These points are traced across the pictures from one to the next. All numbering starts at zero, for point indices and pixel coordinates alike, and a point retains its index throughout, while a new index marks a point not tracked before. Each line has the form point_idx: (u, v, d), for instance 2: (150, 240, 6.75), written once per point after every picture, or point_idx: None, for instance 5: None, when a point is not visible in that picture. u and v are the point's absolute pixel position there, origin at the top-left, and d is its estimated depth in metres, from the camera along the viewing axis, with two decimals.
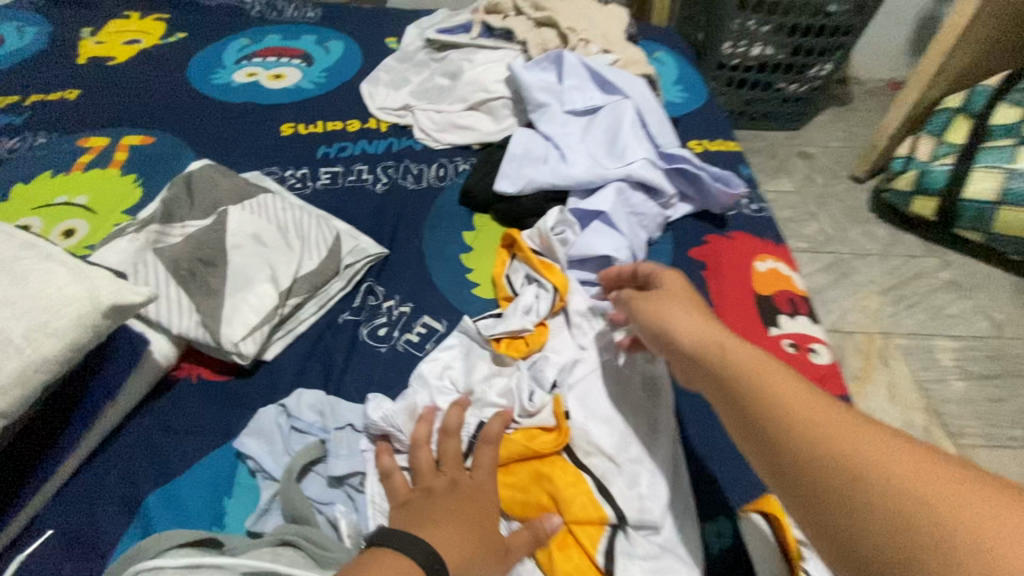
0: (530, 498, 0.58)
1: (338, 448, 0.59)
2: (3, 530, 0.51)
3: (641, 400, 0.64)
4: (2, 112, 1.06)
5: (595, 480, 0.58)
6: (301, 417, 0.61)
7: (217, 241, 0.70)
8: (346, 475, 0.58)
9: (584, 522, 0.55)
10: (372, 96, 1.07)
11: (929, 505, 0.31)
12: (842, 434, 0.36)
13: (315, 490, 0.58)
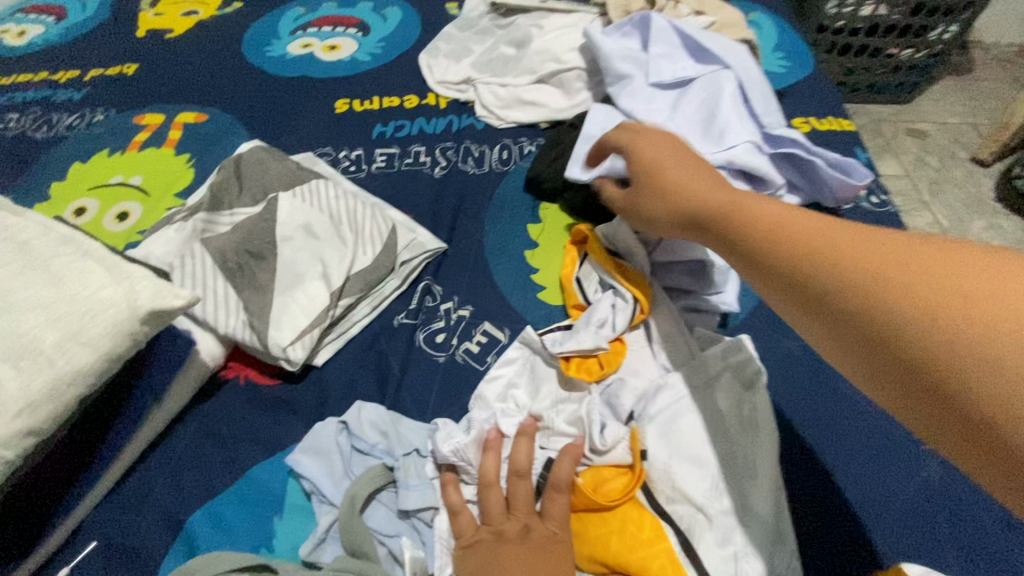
0: (605, 550, 0.50)
1: (406, 476, 0.52)
2: (46, 542, 0.48)
3: (738, 436, 0.53)
4: (64, 88, 1.05)
5: (680, 537, 0.50)
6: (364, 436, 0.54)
7: (267, 231, 0.64)
8: (419, 508, 0.51)
9: None
10: (432, 68, 0.98)
11: (902, 268, 0.31)
12: (843, 247, 0.35)
13: (380, 521, 0.52)
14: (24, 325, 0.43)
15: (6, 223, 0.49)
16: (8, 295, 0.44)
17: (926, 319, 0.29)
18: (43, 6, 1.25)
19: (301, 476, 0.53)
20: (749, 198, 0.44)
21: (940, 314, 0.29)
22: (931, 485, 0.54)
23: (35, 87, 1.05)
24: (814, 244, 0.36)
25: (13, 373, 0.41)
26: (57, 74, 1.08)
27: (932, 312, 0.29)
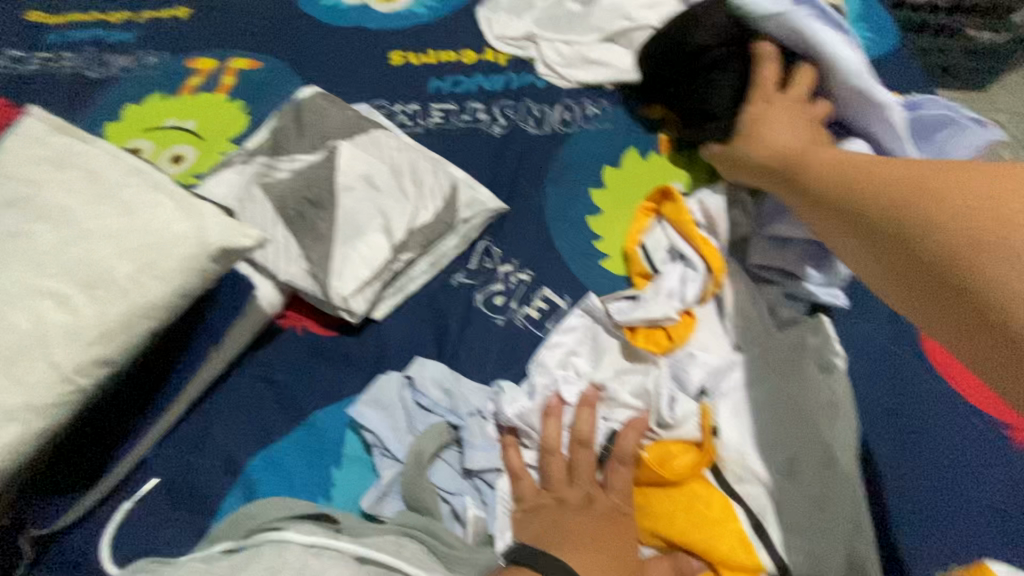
0: (670, 524, 0.48)
1: (471, 437, 0.51)
2: (108, 477, 0.48)
3: (813, 413, 0.50)
4: (116, 28, 1.03)
5: (749, 516, 0.48)
6: (425, 393, 0.53)
7: (327, 179, 0.62)
8: (484, 467, 0.50)
9: (737, 567, 0.45)
10: (491, 23, 0.93)
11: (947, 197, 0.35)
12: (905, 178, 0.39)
13: (443, 478, 0.50)
14: (96, 253, 0.41)
15: (74, 149, 0.47)
16: (79, 221, 0.43)
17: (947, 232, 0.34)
18: None
19: (364, 429, 0.52)
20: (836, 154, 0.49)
21: (960, 211, 0.34)
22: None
23: (87, 25, 1.04)
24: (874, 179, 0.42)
25: (87, 302, 0.40)
26: (108, 13, 1.06)
27: (951, 210, 0.34)
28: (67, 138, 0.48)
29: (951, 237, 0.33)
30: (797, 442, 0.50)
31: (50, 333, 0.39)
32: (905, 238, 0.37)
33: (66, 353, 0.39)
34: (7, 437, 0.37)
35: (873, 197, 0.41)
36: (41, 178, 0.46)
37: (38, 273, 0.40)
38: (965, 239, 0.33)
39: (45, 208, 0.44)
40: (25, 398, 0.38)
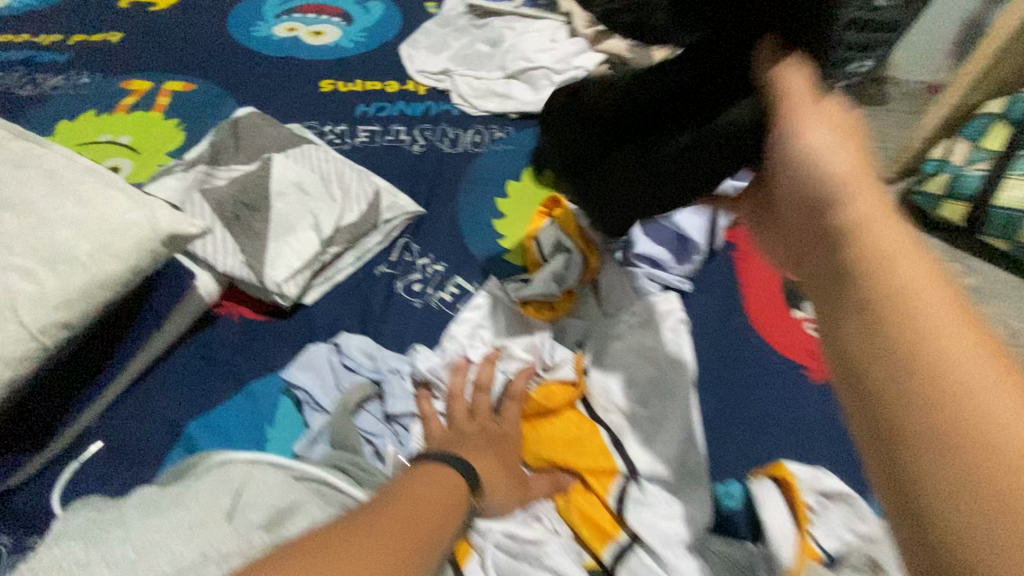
0: (550, 445, 0.59)
1: (392, 389, 0.60)
2: (55, 442, 0.54)
3: (666, 359, 0.65)
4: (48, 49, 1.07)
5: (611, 435, 0.60)
6: (351, 356, 0.63)
7: (262, 186, 0.72)
8: (401, 413, 0.59)
9: (596, 471, 0.58)
10: (412, 58, 1.07)
11: (942, 370, 0.28)
12: (925, 302, 0.30)
13: (366, 422, 0.59)
14: (59, 236, 0.49)
15: (35, 153, 0.55)
16: (42, 211, 0.50)
17: (930, 414, 0.27)
18: None
19: (296, 388, 0.61)
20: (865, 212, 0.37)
21: (944, 410, 0.27)
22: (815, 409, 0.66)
23: (18, 46, 1.07)
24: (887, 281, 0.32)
25: (52, 275, 0.47)
26: (39, 36, 1.11)
27: (935, 404, 0.27)
28: (28, 143, 0.56)
29: (923, 438, 0.27)
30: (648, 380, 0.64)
31: (18, 299, 0.46)
32: (876, 399, 0.30)
33: (34, 315, 0.46)
34: None
35: (873, 309, 0.32)
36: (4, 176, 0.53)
37: (7, 252, 0.47)
38: (930, 443, 0.27)
39: (9, 200, 0.51)
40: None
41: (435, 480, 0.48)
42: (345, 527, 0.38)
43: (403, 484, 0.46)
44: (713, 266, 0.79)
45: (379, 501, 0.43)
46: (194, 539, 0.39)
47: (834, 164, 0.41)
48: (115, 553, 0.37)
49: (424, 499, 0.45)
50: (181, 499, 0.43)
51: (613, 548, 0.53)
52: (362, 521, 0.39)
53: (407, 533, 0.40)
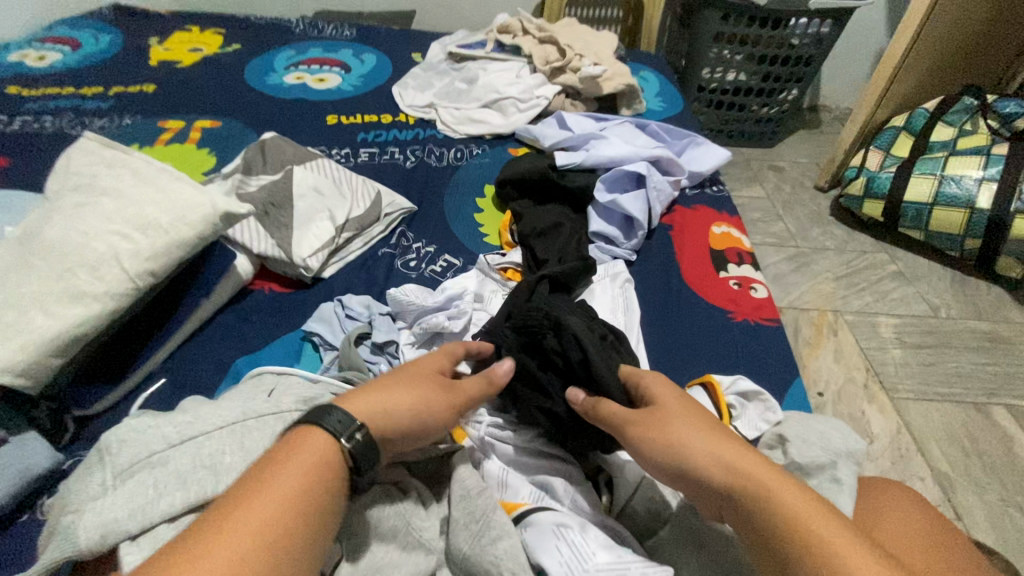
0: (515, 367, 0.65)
1: (379, 325, 0.73)
2: (133, 374, 0.67)
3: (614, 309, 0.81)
4: (92, 99, 1.27)
5: None
6: (352, 306, 0.76)
7: (286, 189, 0.89)
8: (387, 342, 0.72)
9: None
10: (402, 96, 1.28)
11: (774, 511, 0.42)
12: (738, 462, 0.46)
13: (363, 354, 0.71)
14: (147, 211, 0.65)
15: (121, 157, 0.72)
16: (132, 195, 0.67)
17: (793, 540, 0.41)
18: (59, 39, 1.51)
19: (313, 335, 0.75)
20: (672, 420, 0.50)
21: (798, 538, 0.40)
22: (737, 339, 0.81)
23: (66, 97, 1.27)
24: (707, 461, 0.46)
25: (144, 237, 0.63)
26: (83, 90, 1.31)
27: (795, 543, 0.40)
28: (114, 151, 0.73)
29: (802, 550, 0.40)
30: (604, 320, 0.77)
31: (120, 253, 0.62)
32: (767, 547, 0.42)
33: (131, 264, 0.61)
34: (94, 310, 0.59)
35: (714, 484, 0.45)
36: (99, 173, 0.69)
37: (108, 221, 0.63)
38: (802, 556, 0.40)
39: (105, 189, 0.67)
40: (106, 288, 0.60)
41: (312, 454, 0.42)
42: (199, 532, 0.37)
43: (273, 463, 0.41)
44: (654, 241, 0.96)
45: (240, 489, 0.39)
46: (238, 407, 0.54)
47: (672, 428, 0.49)
48: (183, 418, 0.52)
49: (294, 477, 0.41)
50: (231, 395, 0.58)
51: None
52: (218, 520, 0.37)
53: (268, 530, 0.37)
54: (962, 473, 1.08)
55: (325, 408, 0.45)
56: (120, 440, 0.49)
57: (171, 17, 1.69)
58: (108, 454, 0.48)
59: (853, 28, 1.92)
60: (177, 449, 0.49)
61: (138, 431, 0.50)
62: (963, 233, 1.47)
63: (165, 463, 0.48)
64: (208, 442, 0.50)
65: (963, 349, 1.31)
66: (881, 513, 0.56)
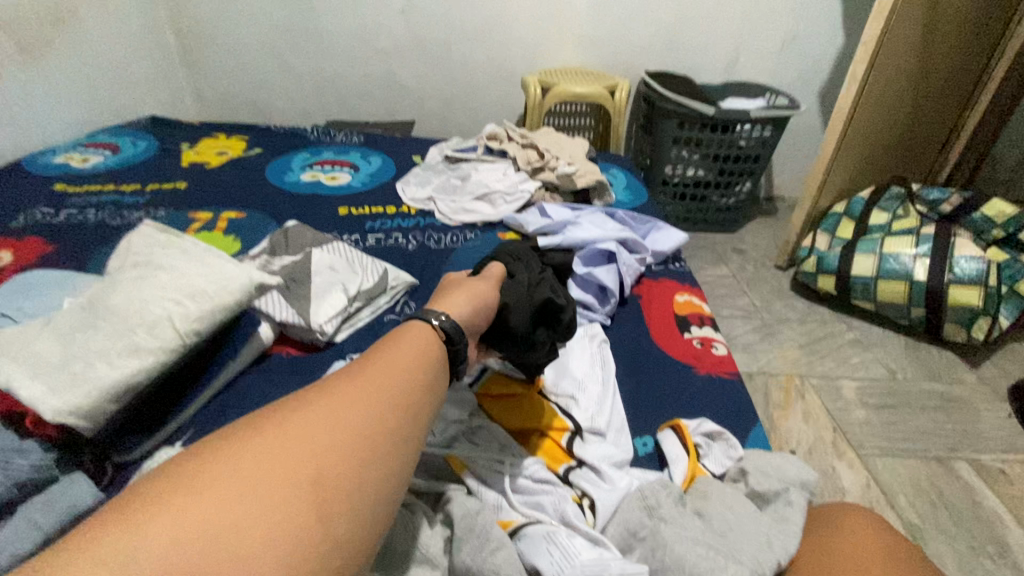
0: (517, 410, 0.78)
1: None
2: (168, 425, 0.76)
3: (594, 364, 0.90)
4: (131, 195, 1.44)
5: (560, 405, 0.81)
6: None
7: (306, 267, 1.03)
8: None
9: (553, 427, 0.77)
10: (404, 191, 1.48)
11: None
12: None
13: None
14: (195, 281, 0.78)
15: (173, 239, 0.86)
16: (183, 269, 0.80)
17: None
18: (100, 144, 1.72)
19: None
20: None
21: None
22: (702, 389, 0.92)
23: (108, 194, 1.44)
24: None
25: (192, 302, 0.75)
26: (122, 187, 1.49)
27: None
28: (167, 234, 0.87)
29: None
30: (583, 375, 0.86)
31: (172, 315, 0.73)
32: None
33: (181, 324, 0.73)
34: (147, 362, 0.69)
35: None
36: (156, 252, 0.83)
37: (163, 289, 0.76)
38: None
39: (160, 264, 0.80)
40: (159, 344, 0.70)
41: (421, 335, 0.56)
42: (347, 371, 0.51)
43: (394, 337, 0.56)
44: (627, 308, 1.10)
45: (374, 350, 0.54)
46: None
47: None
48: None
49: (413, 342, 0.55)
50: None
51: (565, 466, 0.72)
52: (363, 364, 0.52)
53: (395, 370, 0.51)
54: (931, 523, 1.14)
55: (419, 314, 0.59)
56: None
57: (201, 127, 1.94)
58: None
59: (793, 132, 2.23)
60: None
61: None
62: (907, 303, 1.63)
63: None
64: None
65: (921, 408, 1.41)
66: (843, 531, 0.64)
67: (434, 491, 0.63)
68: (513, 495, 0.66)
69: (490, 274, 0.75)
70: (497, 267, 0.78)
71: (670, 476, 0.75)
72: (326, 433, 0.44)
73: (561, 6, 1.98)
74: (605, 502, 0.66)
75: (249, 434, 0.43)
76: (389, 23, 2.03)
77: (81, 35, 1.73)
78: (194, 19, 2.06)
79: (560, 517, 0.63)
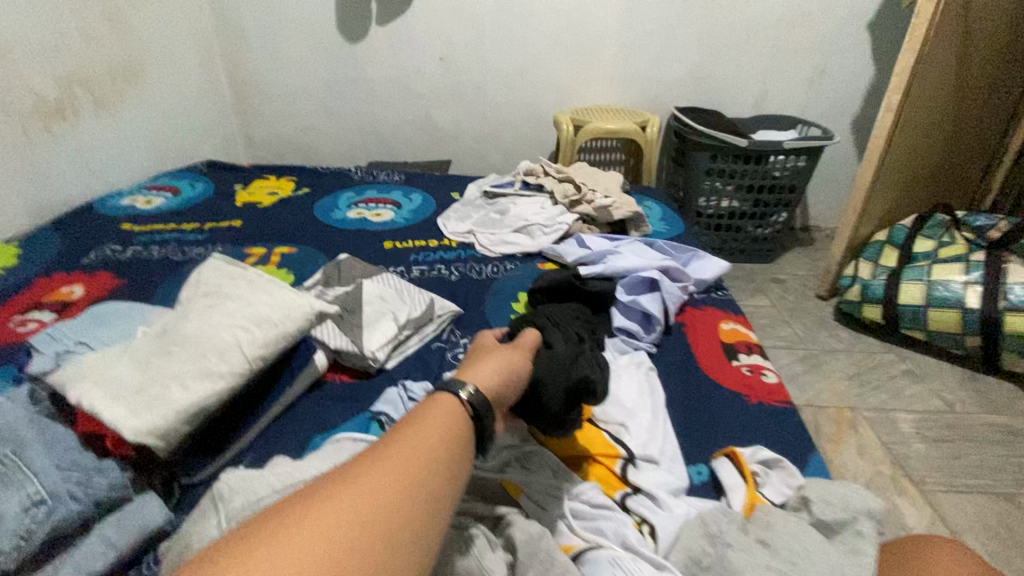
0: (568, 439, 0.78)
1: None
2: (232, 448, 0.79)
3: (641, 390, 0.90)
4: (191, 232, 1.54)
5: (610, 432, 0.80)
6: (413, 389, 0.88)
7: (358, 297, 1.07)
8: None
9: (605, 454, 0.77)
10: (445, 225, 1.53)
11: None
12: None
13: None
14: (263, 309, 0.82)
15: (240, 271, 0.91)
16: (251, 298, 0.84)
17: None
18: (163, 187, 1.85)
19: (379, 414, 0.86)
20: None
21: None
22: (755, 416, 0.90)
23: (170, 231, 1.55)
24: None
25: (259, 328, 0.79)
26: (183, 225, 1.59)
27: None
28: (234, 267, 0.92)
29: None
30: (631, 401, 0.86)
31: (240, 340, 0.77)
32: None
33: (249, 349, 0.77)
34: (218, 385, 0.72)
35: None
36: (225, 283, 0.88)
37: (233, 316, 0.80)
38: None
39: (229, 294, 0.85)
40: (228, 367, 0.74)
41: (449, 413, 0.58)
42: (364, 459, 0.51)
43: (415, 419, 0.57)
44: (671, 336, 1.10)
45: (393, 435, 0.54)
46: (326, 462, 0.65)
47: None
48: (282, 470, 0.63)
49: (434, 425, 0.56)
50: (319, 456, 0.68)
51: (621, 492, 0.72)
52: (381, 451, 0.52)
53: (422, 453, 0.52)
54: (1006, 564, 1.06)
55: (448, 382, 0.62)
56: (232, 488, 0.58)
57: (252, 170, 2.06)
58: (221, 500, 0.58)
59: (827, 161, 2.23)
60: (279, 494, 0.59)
61: (244, 480, 0.59)
62: (962, 332, 1.57)
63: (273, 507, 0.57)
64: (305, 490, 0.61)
65: (986, 442, 1.34)
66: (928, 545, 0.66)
67: (495, 514, 0.63)
68: (572, 519, 0.66)
69: (527, 343, 0.75)
70: (535, 333, 0.78)
71: (728, 503, 0.73)
72: (355, 519, 0.45)
73: (591, 48, 2.06)
74: (665, 528, 0.66)
75: (265, 532, 0.42)
76: (428, 70, 2.15)
77: (148, 89, 1.88)
78: (249, 72, 2.22)
79: (621, 543, 0.62)
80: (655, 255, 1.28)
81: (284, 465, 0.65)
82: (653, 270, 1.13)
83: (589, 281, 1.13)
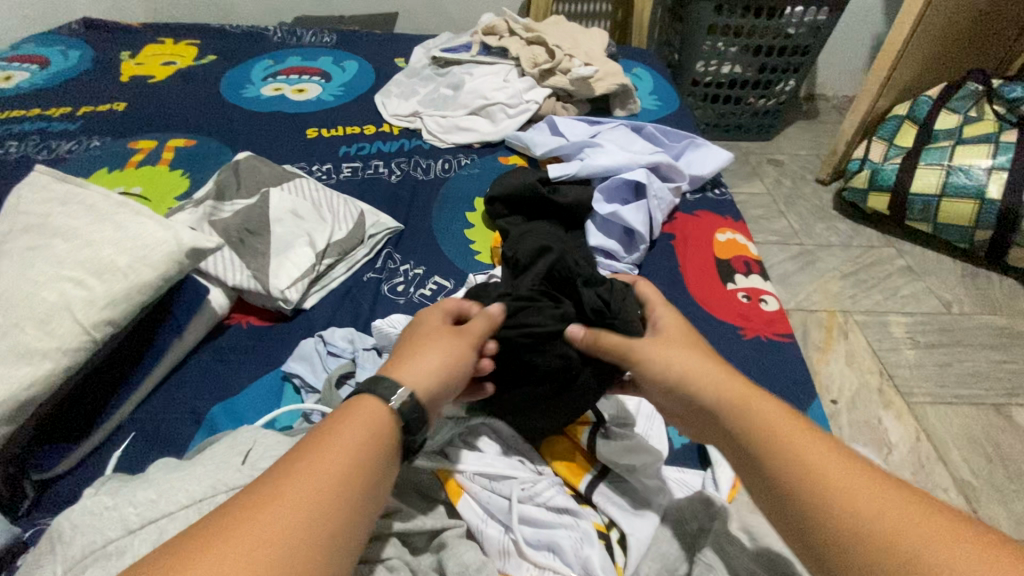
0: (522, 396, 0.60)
1: (363, 361, 0.67)
2: (100, 429, 0.62)
3: None
4: (60, 120, 1.21)
5: None
6: (334, 342, 0.71)
7: (262, 214, 0.83)
8: None
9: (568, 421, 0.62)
10: (385, 105, 1.23)
11: None
12: None
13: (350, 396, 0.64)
14: (104, 253, 0.59)
15: (76, 192, 0.66)
16: (88, 236, 0.61)
17: None
18: (25, 56, 1.45)
19: (293, 376, 0.69)
20: None
21: None
22: (750, 357, 0.76)
23: (33, 120, 1.22)
24: None
25: (99, 282, 0.57)
26: (50, 111, 1.25)
27: None
28: (68, 186, 0.67)
29: None
30: None
31: (72, 301, 0.56)
32: None
33: (85, 314, 0.56)
34: (43, 369, 0.53)
35: None
36: (54, 212, 0.64)
37: (60, 266, 0.58)
38: None
39: (58, 230, 0.61)
40: (57, 343, 0.54)
41: (364, 428, 0.43)
42: (231, 520, 0.36)
43: (321, 438, 0.42)
44: (656, 252, 0.91)
45: (265, 489, 0.38)
46: (204, 478, 0.49)
47: None
48: (143, 496, 0.47)
49: (344, 451, 0.41)
50: (197, 462, 0.52)
51: (587, 479, 0.58)
52: (227, 532, 0.35)
53: (317, 499, 0.38)
54: (986, 480, 1.03)
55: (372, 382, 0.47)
56: (74, 526, 0.44)
57: (144, 29, 1.62)
58: (60, 542, 0.44)
59: (851, 11, 1.85)
60: (131, 538, 0.44)
61: (79, 520, 0.45)
62: (973, 225, 1.41)
63: (121, 554, 0.43)
64: (170, 525, 0.45)
65: (979, 347, 1.26)
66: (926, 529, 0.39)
67: (429, 530, 0.51)
68: (523, 527, 0.53)
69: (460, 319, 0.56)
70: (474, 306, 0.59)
71: (714, 485, 0.61)
72: None
73: None
74: (639, 535, 0.53)
75: None
76: None
77: None
78: None
79: (583, 568, 0.50)
80: (644, 144, 1.04)
81: (144, 482, 0.49)
82: (640, 169, 0.91)
83: (560, 186, 0.90)
